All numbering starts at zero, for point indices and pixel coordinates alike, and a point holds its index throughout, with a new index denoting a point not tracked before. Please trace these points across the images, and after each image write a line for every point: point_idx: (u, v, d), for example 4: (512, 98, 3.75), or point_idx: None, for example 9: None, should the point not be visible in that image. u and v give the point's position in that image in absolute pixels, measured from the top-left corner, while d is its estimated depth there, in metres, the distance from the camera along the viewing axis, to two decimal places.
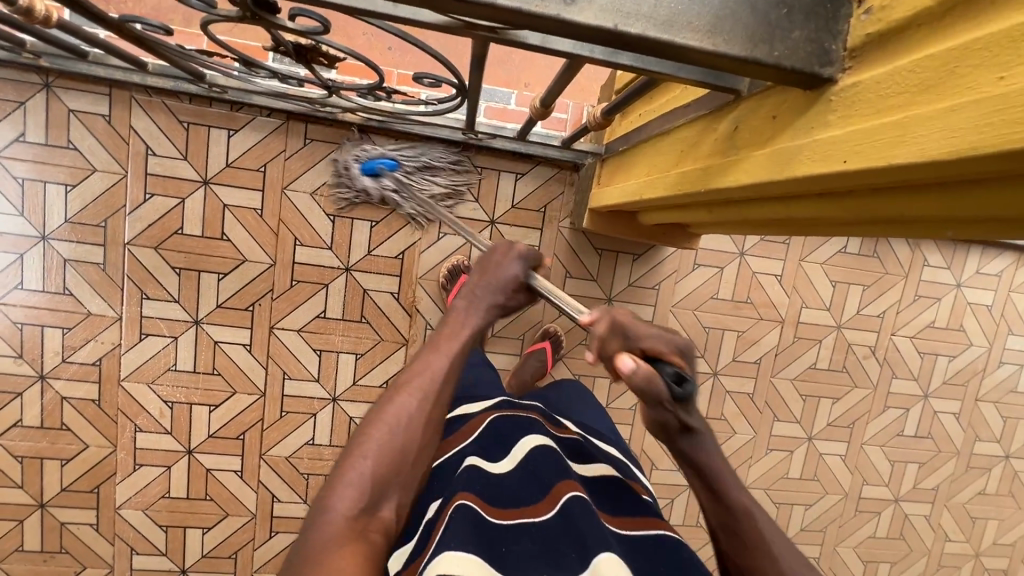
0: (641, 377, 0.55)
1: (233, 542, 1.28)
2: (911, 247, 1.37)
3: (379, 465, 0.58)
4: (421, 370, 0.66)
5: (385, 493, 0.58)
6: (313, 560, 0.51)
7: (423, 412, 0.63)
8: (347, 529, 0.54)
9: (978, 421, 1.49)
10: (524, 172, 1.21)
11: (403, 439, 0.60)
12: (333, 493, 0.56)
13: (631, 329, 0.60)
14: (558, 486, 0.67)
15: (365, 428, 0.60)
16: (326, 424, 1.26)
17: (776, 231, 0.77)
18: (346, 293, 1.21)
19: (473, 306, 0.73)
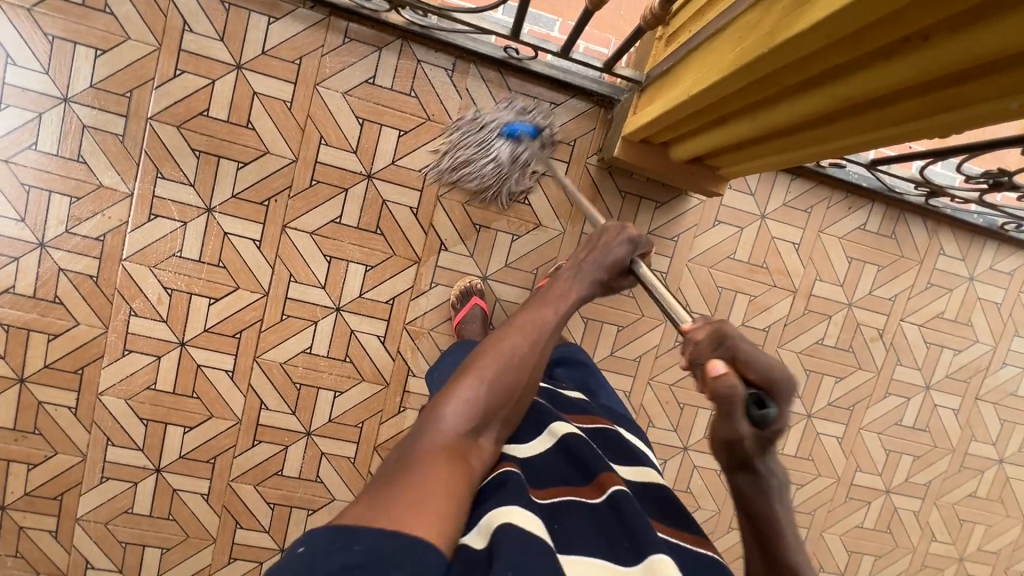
0: (727, 394, 0.51)
1: (214, 446, 1.24)
2: (929, 234, 1.37)
3: (488, 396, 0.61)
4: (530, 316, 0.69)
5: (488, 422, 0.61)
6: (418, 457, 0.54)
7: (532, 358, 0.65)
8: (454, 446, 0.57)
9: (976, 420, 1.48)
10: (559, 102, 1.21)
11: (511, 377, 0.63)
12: (447, 404, 0.59)
13: (730, 341, 0.54)
14: (605, 474, 0.65)
15: (480, 357, 0.64)
16: (326, 334, 1.23)
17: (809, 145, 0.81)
18: (365, 201, 1.19)
19: (579, 276, 0.78)
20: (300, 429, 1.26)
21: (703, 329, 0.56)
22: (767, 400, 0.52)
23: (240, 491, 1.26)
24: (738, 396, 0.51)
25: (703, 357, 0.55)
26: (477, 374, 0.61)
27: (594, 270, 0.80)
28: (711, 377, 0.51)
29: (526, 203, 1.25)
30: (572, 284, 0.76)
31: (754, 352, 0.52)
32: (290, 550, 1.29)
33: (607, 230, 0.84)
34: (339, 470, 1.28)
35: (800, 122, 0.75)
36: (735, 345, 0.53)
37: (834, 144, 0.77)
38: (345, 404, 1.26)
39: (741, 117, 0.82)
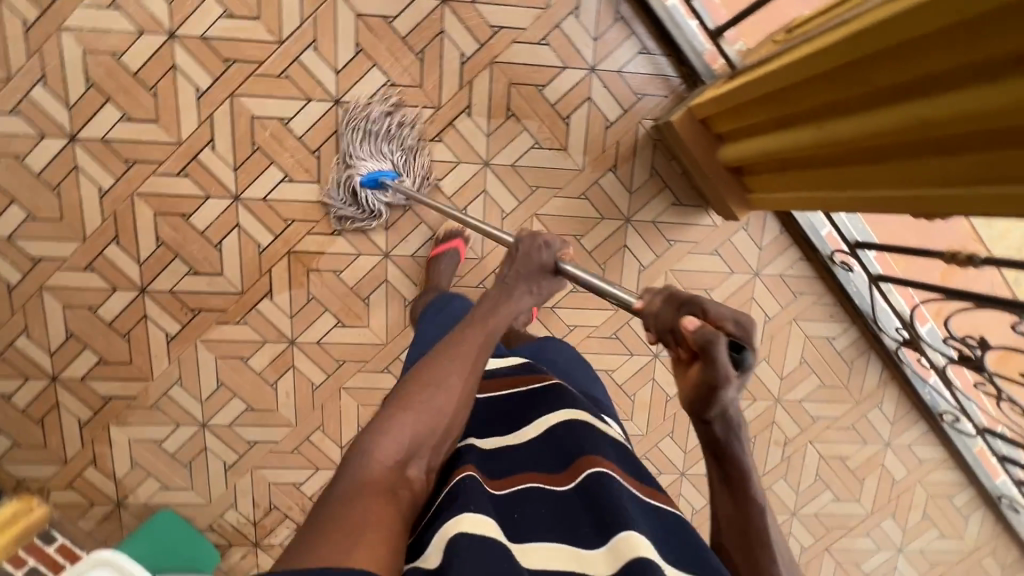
0: (703, 338, 0.50)
1: (139, 151, 1.15)
2: (879, 383, 1.38)
3: (417, 423, 0.58)
4: (467, 339, 0.64)
5: (417, 452, 0.57)
6: (349, 497, 0.51)
7: (468, 377, 0.62)
8: (383, 480, 0.54)
9: (814, 568, 1.49)
10: (650, 52, 1.17)
11: (440, 405, 0.59)
12: (376, 437, 0.56)
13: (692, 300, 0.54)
14: (587, 456, 0.57)
15: (408, 385, 0.60)
16: (311, 117, 1.15)
17: (855, 192, 0.78)
18: (425, 19, 1.13)
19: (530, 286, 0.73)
20: (230, 188, 1.17)
21: (660, 297, 0.56)
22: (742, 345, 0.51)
23: (137, 210, 1.17)
24: (713, 337, 0.49)
25: (674, 324, 0.54)
26: (404, 404, 0.58)
27: (520, 291, 0.71)
28: (688, 330, 0.52)
29: (564, 121, 1.19)
30: (511, 293, 0.71)
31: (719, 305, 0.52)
32: (150, 294, 1.21)
33: (522, 241, 0.75)
34: (242, 249, 1.20)
35: (864, 147, 0.73)
36: (694, 299, 0.53)
37: (866, 197, 0.77)
38: (286, 193, 1.18)
39: (807, 121, 0.80)
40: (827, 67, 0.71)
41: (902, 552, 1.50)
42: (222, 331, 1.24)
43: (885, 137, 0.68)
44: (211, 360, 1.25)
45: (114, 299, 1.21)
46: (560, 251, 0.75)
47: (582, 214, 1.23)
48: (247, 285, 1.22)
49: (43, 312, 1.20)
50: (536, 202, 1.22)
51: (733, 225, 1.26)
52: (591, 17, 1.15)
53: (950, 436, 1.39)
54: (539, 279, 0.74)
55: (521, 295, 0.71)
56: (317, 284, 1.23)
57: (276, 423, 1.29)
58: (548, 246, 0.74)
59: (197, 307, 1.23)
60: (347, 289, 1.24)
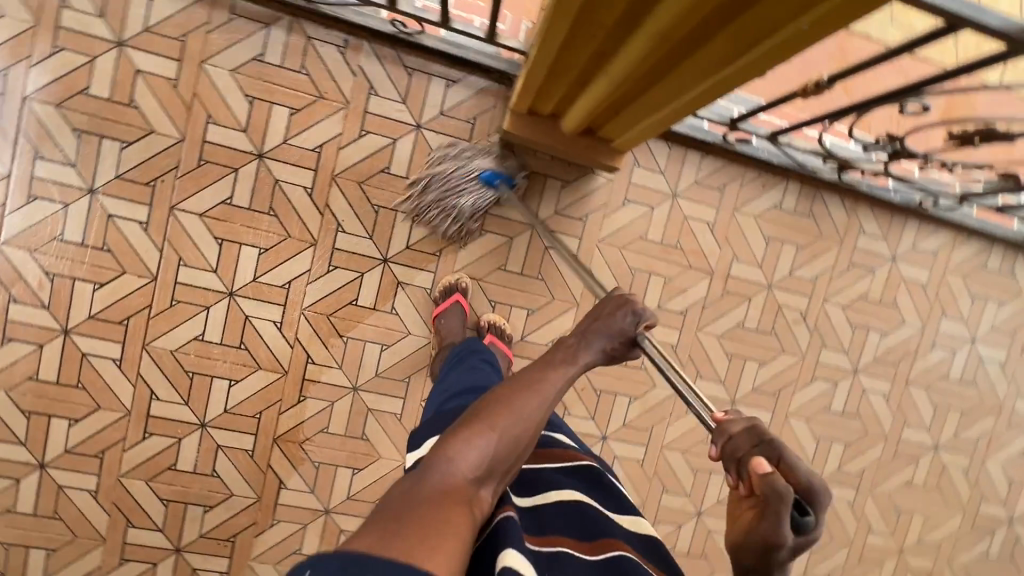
0: (771, 492, 0.52)
1: (101, 440, 1.19)
2: (848, 213, 1.35)
3: (497, 442, 0.60)
4: (543, 376, 0.68)
5: (492, 474, 0.58)
6: (425, 500, 0.52)
7: (541, 416, 0.65)
8: (461, 492, 0.54)
9: (908, 405, 1.44)
10: (456, 80, 1.19)
11: (520, 429, 0.62)
12: (457, 448, 0.58)
13: (770, 441, 0.56)
14: (606, 538, 0.63)
15: (493, 405, 0.63)
16: (219, 320, 1.19)
17: (694, 92, 0.76)
18: (256, 181, 1.17)
19: (591, 343, 0.74)
20: (193, 420, 1.21)
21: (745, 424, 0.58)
22: (807, 507, 0.53)
23: (131, 487, 1.21)
24: (786, 496, 0.51)
25: (743, 456, 0.57)
26: (490, 421, 0.61)
27: (596, 341, 0.74)
28: (759, 474, 0.53)
29: (424, 182, 1.21)
30: (577, 346, 0.74)
31: (798, 459, 0.55)
32: (186, 549, 1.24)
33: (611, 298, 0.79)
34: (235, 462, 1.23)
35: (662, 58, 0.71)
36: (778, 447, 0.55)
37: (685, 100, 0.79)
38: (240, 394, 1.22)
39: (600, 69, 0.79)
40: (567, 30, 0.71)
41: (976, 341, 1.44)
42: (265, 540, 1.26)
43: (654, 56, 0.70)
44: (271, 570, 1.27)
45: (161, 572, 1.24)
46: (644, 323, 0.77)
47: (493, 246, 1.26)
48: (260, 489, 1.25)
49: None
50: (448, 262, 1.25)
51: (626, 168, 1.26)
52: (389, 86, 1.18)
53: (944, 216, 1.35)
54: (617, 346, 0.76)
55: (591, 343, 0.74)
56: (316, 450, 1.25)
57: None
58: (635, 315, 0.76)
59: (231, 534, 1.25)
60: (343, 438, 1.26)
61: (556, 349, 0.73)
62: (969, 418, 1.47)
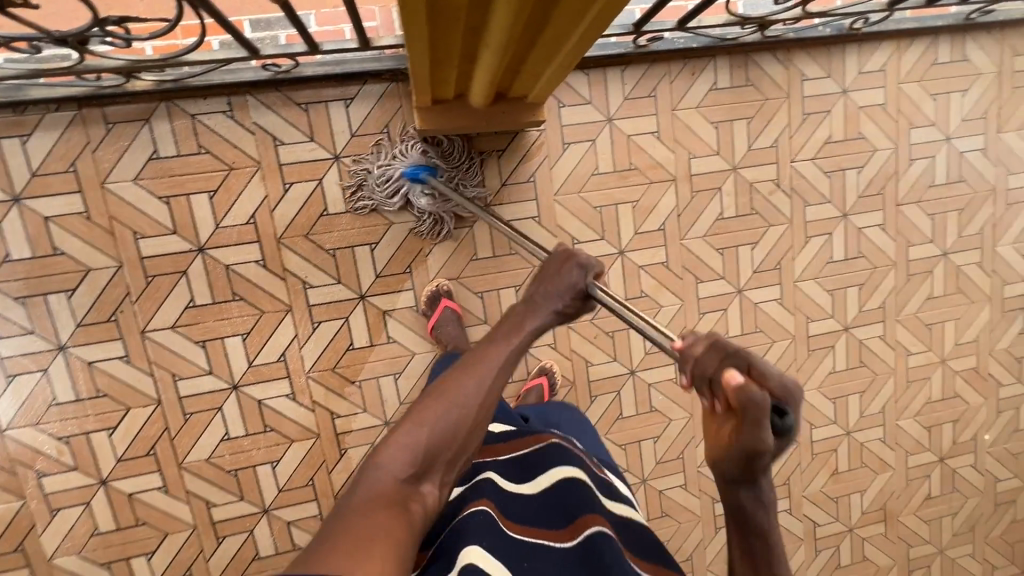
0: (747, 402, 0.48)
1: (183, 560, 1.23)
2: (784, 66, 1.30)
3: (433, 436, 0.61)
4: (484, 355, 0.68)
5: (432, 466, 0.61)
6: (359, 512, 0.54)
7: (483, 395, 0.65)
8: (396, 492, 0.57)
9: (906, 225, 1.43)
10: (353, 96, 1.14)
11: (458, 416, 0.63)
12: (392, 448, 0.60)
13: (737, 351, 0.52)
14: (589, 518, 0.67)
15: (426, 398, 0.64)
16: (236, 413, 1.21)
17: (585, 22, 0.70)
18: (209, 274, 1.15)
19: (539, 306, 0.74)
20: (256, 510, 1.25)
21: (699, 345, 0.54)
22: (784, 410, 0.51)
23: None
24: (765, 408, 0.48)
25: (714, 374, 0.52)
26: (419, 418, 0.62)
27: (545, 303, 0.75)
28: (731, 388, 0.49)
29: (366, 208, 1.18)
30: (525, 314, 0.73)
31: (766, 363, 0.50)
32: None
33: (559, 257, 0.80)
34: (310, 530, 1.28)
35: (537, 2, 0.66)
36: (745, 352, 0.51)
37: (575, 38, 0.76)
38: (287, 470, 1.25)
39: (480, 39, 0.74)
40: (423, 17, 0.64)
41: (951, 137, 1.42)
42: None
43: (523, 12, 0.67)
44: None
45: None
46: (593, 270, 0.79)
47: (458, 241, 1.24)
48: None
49: None
50: (422, 273, 1.23)
51: (552, 113, 1.22)
52: (292, 129, 1.13)
53: (879, 31, 1.30)
54: (569, 298, 0.77)
55: (536, 311, 0.74)
56: None
57: None
58: (582, 268, 0.78)
59: None
60: None
61: (509, 313, 0.74)
62: (968, 213, 1.46)
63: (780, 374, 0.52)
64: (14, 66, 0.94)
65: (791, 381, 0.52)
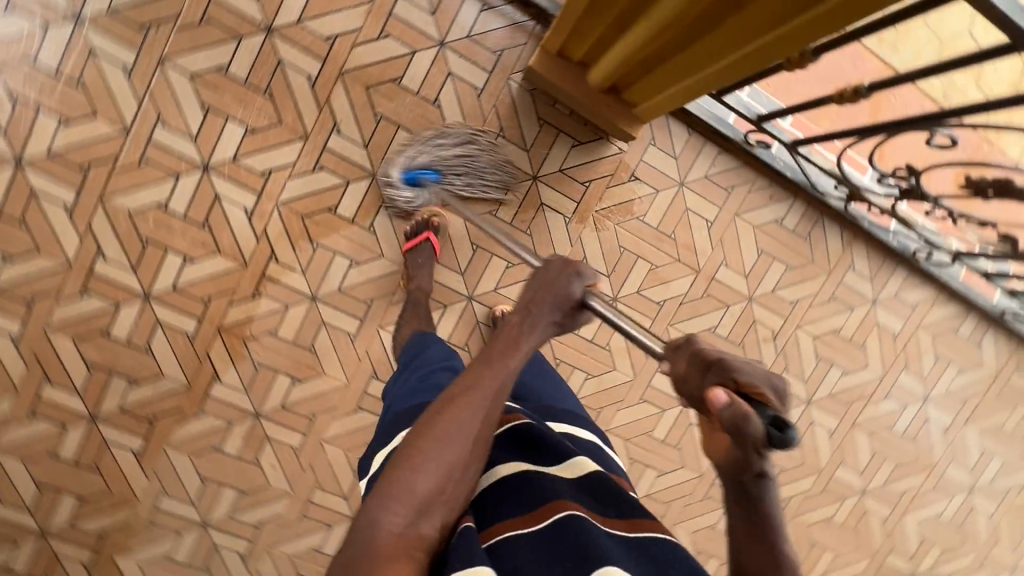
0: (733, 415, 0.50)
1: (35, 286, 1.12)
2: (843, 246, 1.34)
3: (428, 481, 0.56)
4: (482, 379, 0.62)
5: (429, 506, 0.56)
6: (364, 570, 0.50)
7: (479, 424, 0.60)
8: (394, 544, 0.53)
9: (849, 447, 1.46)
10: (493, 5, 1.13)
11: (453, 452, 0.58)
12: (379, 503, 0.55)
13: (719, 364, 0.57)
14: (555, 501, 0.61)
15: (416, 440, 0.58)
16: (188, 192, 1.12)
17: (736, 57, 0.73)
18: (258, 56, 1.09)
19: (533, 321, 0.69)
20: (137, 290, 1.15)
21: (683, 357, 0.62)
22: (785, 422, 0.50)
23: (56, 343, 1.15)
24: (752, 414, 0.50)
25: (700, 388, 0.58)
26: (413, 462, 0.57)
27: (544, 316, 0.70)
28: (718, 407, 0.51)
29: (435, 103, 1.15)
30: (521, 329, 0.67)
31: (743, 363, 0.56)
32: (103, 419, 1.19)
33: (552, 264, 0.76)
34: (172, 343, 1.18)
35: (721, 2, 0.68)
36: (726, 365, 0.56)
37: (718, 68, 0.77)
38: (194, 274, 1.15)
39: (648, 8, 0.76)
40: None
41: (928, 401, 1.47)
42: (187, 429, 1.22)
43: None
44: (187, 460, 1.23)
45: (70, 437, 1.19)
46: (589, 280, 0.75)
47: (488, 189, 1.20)
48: (193, 377, 1.20)
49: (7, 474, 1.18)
50: None
51: (640, 143, 1.22)
52: None
53: (933, 272, 1.35)
54: (562, 311, 0.72)
55: (536, 326, 0.69)
56: (258, 351, 1.21)
57: (274, 497, 1.28)
58: (580, 275, 0.73)
59: (152, 415, 1.20)
60: (289, 345, 1.21)
61: (495, 337, 0.67)
62: (902, 471, 1.50)
63: (766, 376, 0.55)
64: None
65: (775, 378, 0.55)
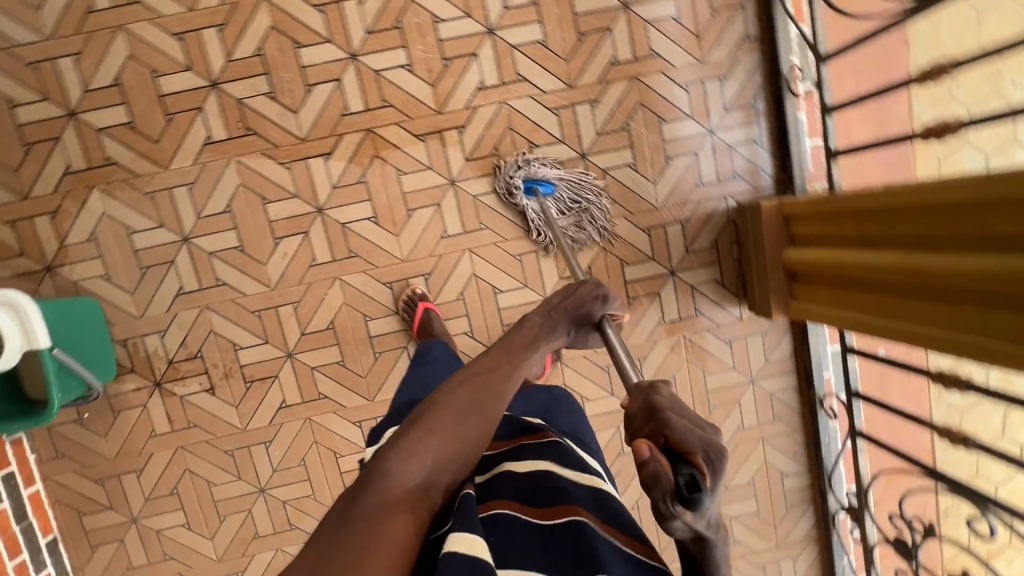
0: (647, 473, 0.47)
1: None
2: (804, 537, 1.40)
3: (445, 448, 0.59)
4: (497, 374, 0.67)
5: (441, 472, 0.58)
6: (373, 511, 0.52)
7: (495, 407, 0.64)
8: (408, 497, 0.55)
9: None
10: (763, 147, 1.27)
11: (470, 431, 0.61)
12: (401, 454, 0.57)
13: (663, 415, 0.52)
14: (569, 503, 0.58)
15: (440, 405, 0.61)
16: (461, 31, 1.18)
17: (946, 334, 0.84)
18: (601, 11, 1.20)
19: (551, 334, 0.76)
20: (352, 46, 1.17)
21: (640, 402, 0.54)
22: (700, 484, 0.46)
23: (258, 14, 1.15)
24: (664, 477, 0.47)
25: (637, 429, 0.53)
26: (438, 425, 0.60)
27: (558, 330, 0.77)
28: (637, 460, 0.48)
29: (666, 160, 1.26)
30: (541, 335, 0.75)
31: (684, 431, 0.50)
32: (218, 93, 1.17)
33: (586, 282, 0.82)
34: (329, 102, 1.18)
35: (955, 287, 0.82)
36: (666, 421, 0.51)
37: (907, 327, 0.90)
38: (399, 79, 1.19)
39: (897, 245, 0.92)
40: (922, 201, 0.85)
41: None
42: (262, 165, 1.19)
43: (953, 278, 0.81)
44: (235, 184, 1.19)
45: (182, 77, 1.16)
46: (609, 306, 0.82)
47: (636, 246, 1.28)
48: (311, 137, 1.19)
49: (105, 49, 1.14)
50: (607, 211, 1.26)
51: (756, 327, 1.32)
52: (730, 92, 1.25)
53: None
54: (579, 328, 0.80)
55: (552, 335, 0.76)
56: (374, 172, 1.21)
57: (255, 276, 1.22)
58: (604, 300, 0.81)
59: (253, 129, 1.18)
60: (399, 192, 1.22)
61: (514, 334, 0.73)
62: None
63: (704, 441, 0.49)
64: None
65: (718, 454, 0.48)
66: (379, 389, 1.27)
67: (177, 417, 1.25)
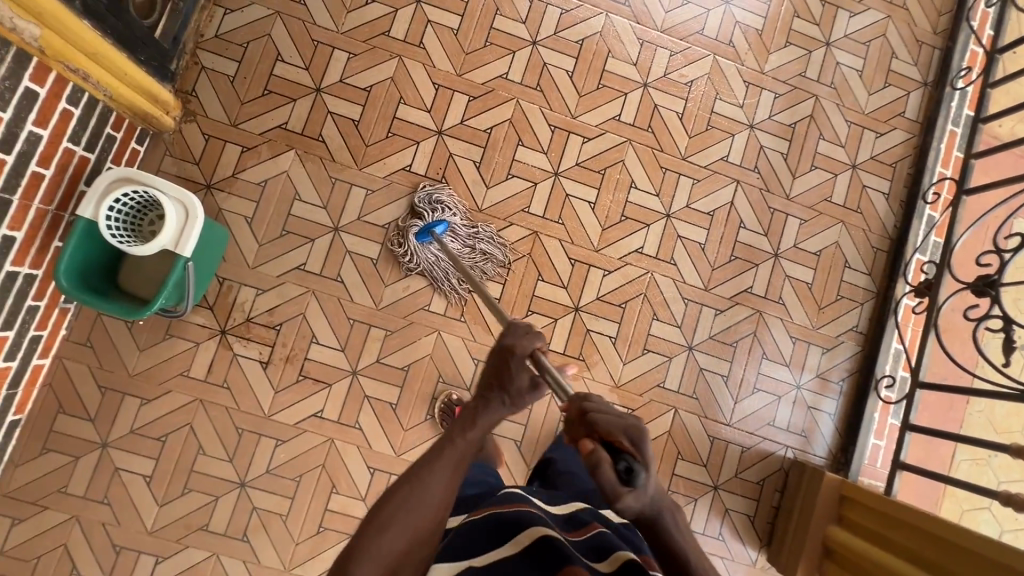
0: (592, 462, 0.58)
1: (550, 91, 1.36)
2: None
3: (398, 543, 0.56)
4: (436, 459, 0.63)
5: (400, 569, 0.55)
6: None
7: (441, 491, 0.61)
8: None
9: None
10: (833, 421, 1.39)
11: (418, 516, 0.58)
12: (356, 559, 0.54)
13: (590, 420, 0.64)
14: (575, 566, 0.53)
15: (388, 499, 0.59)
16: (646, 203, 1.37)
17: None
18: (756, 250, 1.40)
19: (490, 405, 0.71)
20: (560, 166, 1.35)
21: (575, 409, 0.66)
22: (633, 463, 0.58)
23: (505, 105, 1.35)
24: (603, 462, 0.58)
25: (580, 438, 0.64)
26: (386, 522, 0.57)
27: (496, 400, 0.72)
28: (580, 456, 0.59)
29: (752, 388, 1.37)
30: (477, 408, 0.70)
31: (608, 422, 0.62)
32: (438, 140, 1.32)
33: (511, 336, 0.77)
34: (518, 195, 1.33)
35: None
36: (594, 422, 0.63)
37: None
38: (580, 209, 1.35)
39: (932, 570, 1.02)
40: (955, 540, 0.99)
41: None
42: None
43: None
44: (405, 210, 1.30)
45: (419, 114, 1.32)
46: (543, 353, 0.77)
47: (696, 448, 1.33)
48: (487, 211, 1.32)
49: (376, 63, 1.32)
50: (686, 403, 1.34)
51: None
52: (825, 363, 1.40)
53: None
54: (514, 384, 0.73)
55: (491, 404, 0.71)
56: (520, 265, 1.32)
57: (373, 290, 1.27)
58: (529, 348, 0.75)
59: (446, 180, 1.32)
60: (529, 291, 1.32)
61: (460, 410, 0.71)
62: None
63: (627, 426, 0.61)
64: (919, 233, 1.42)
65: (635, 431, 0.61)
66: (410, 449, 1.25)
67: (217, 370, 1.22)
